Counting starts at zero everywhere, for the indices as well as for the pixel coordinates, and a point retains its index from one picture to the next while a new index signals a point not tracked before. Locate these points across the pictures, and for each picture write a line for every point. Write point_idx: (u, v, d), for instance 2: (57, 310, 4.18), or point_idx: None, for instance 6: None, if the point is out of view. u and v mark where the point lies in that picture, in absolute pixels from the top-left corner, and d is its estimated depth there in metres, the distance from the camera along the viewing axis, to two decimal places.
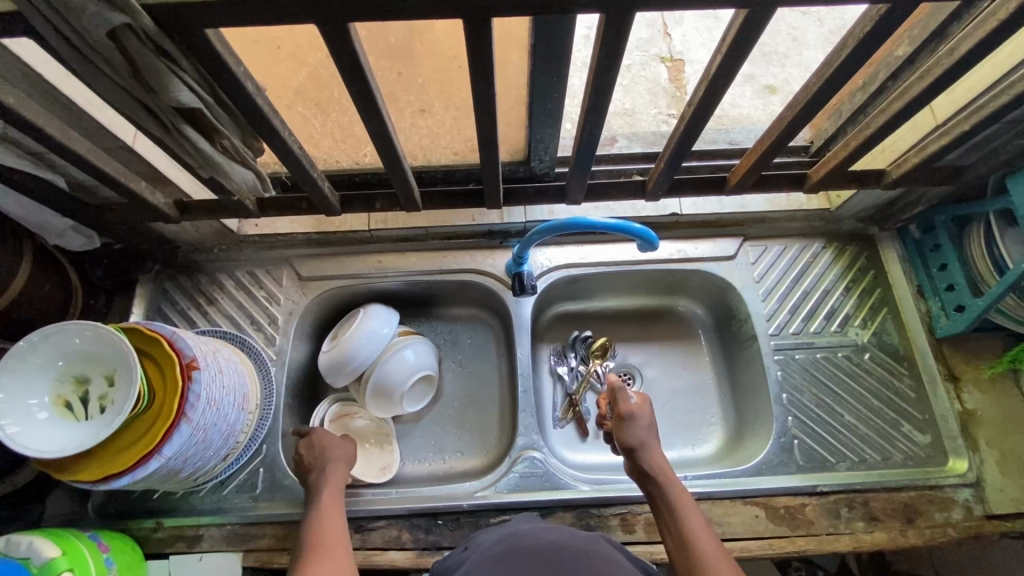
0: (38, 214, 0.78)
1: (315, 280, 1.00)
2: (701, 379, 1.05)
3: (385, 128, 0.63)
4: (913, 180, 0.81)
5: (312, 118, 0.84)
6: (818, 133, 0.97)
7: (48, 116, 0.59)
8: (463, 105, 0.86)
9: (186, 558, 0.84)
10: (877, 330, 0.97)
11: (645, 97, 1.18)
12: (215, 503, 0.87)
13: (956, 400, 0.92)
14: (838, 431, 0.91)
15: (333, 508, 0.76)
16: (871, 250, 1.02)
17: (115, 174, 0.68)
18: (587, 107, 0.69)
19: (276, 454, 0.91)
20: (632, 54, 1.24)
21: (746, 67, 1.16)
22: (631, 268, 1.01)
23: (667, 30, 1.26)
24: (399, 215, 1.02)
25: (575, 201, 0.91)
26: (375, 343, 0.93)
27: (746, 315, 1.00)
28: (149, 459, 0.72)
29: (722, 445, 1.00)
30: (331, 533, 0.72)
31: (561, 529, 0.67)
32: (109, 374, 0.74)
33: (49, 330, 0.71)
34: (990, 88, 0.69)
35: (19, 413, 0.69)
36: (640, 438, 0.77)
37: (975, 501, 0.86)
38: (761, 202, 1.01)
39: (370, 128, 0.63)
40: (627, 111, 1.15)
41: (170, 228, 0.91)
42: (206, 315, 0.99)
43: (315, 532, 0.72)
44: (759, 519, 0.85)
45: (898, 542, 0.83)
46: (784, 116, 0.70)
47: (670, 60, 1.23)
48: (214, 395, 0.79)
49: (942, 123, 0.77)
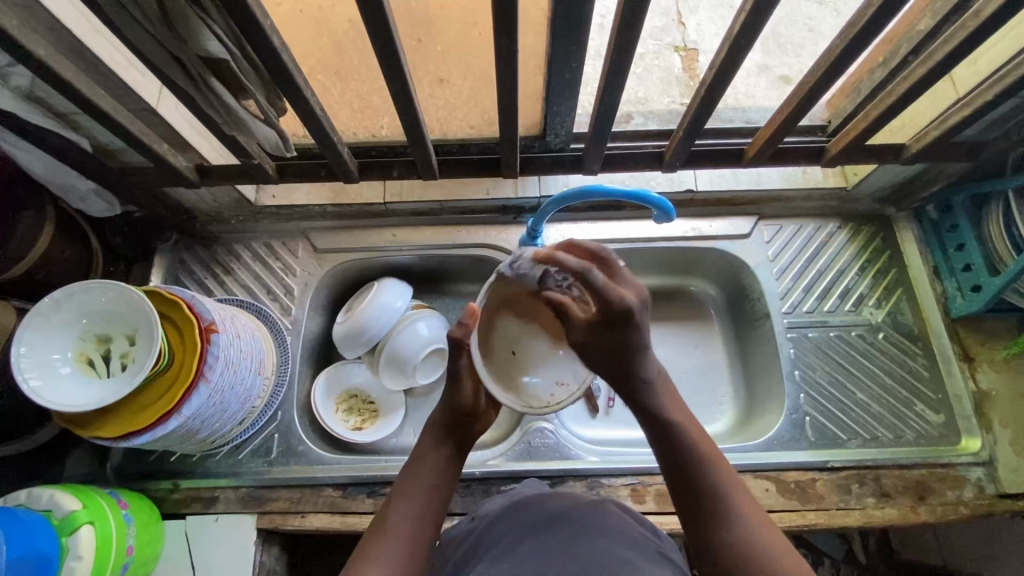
0: (62, 175, 0.79)
1: (330, 252, 1.01)
2: (713, 358, 1.06)
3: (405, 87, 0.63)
4: (934, 154, 0.81)
5: (331, 86, 0.85)
6: (835, 112, 0.92)
7: (76, 72, 0.60)
8: (482, 74, 0.84)
9: (202, 520, 0.85)
10: (891, 310, 0.97)
11: (659, 86, 1.17)
12: (230, 467, 0.88)
13: (970, 380, 0.91)
14: (850, 409, 0.91)
15: (435, 468, 0.68)
16: (886, 230, 1.02)
17: (139, 134, 0.69)
18: (606, 69, 0.69)
19: (290, 420, 0.92)
20: (647, 42, 1.24)
21: (761, 56, 1.16)
22: (644, 245, 1.02)
23: (682, 18, 1.25)
24: (414, 187, 1.02)
25: (591, 171, 0.91)
26: (388, 316, 0.94)
27: (759, 293, 1.00)
28: (169, 418, 0.73)
29: (734, 423, 1.00)
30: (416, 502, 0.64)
31: (565, 498, 0.67)
32: (130, 334, 0.75)
33: (73, 288, 0.73)
34: (1014, 56, 0.68)
35: (42, 367, 0.71)
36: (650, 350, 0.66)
37: (987, 480, 0.86)
38: (777, 178, 1.01)
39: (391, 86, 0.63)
40: (641, 96, 1.15)
41: (188, 197, 0.92)
42: (223, 285, 1.00)
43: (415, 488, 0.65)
44: (769, 493, 0.85)
45: (908, 518, 0.83)
46: (805, 84, 0.70)
47: (684, 49, 1.22)
48: (231, 358, 0.80)
49: (963, 94, 0.76)
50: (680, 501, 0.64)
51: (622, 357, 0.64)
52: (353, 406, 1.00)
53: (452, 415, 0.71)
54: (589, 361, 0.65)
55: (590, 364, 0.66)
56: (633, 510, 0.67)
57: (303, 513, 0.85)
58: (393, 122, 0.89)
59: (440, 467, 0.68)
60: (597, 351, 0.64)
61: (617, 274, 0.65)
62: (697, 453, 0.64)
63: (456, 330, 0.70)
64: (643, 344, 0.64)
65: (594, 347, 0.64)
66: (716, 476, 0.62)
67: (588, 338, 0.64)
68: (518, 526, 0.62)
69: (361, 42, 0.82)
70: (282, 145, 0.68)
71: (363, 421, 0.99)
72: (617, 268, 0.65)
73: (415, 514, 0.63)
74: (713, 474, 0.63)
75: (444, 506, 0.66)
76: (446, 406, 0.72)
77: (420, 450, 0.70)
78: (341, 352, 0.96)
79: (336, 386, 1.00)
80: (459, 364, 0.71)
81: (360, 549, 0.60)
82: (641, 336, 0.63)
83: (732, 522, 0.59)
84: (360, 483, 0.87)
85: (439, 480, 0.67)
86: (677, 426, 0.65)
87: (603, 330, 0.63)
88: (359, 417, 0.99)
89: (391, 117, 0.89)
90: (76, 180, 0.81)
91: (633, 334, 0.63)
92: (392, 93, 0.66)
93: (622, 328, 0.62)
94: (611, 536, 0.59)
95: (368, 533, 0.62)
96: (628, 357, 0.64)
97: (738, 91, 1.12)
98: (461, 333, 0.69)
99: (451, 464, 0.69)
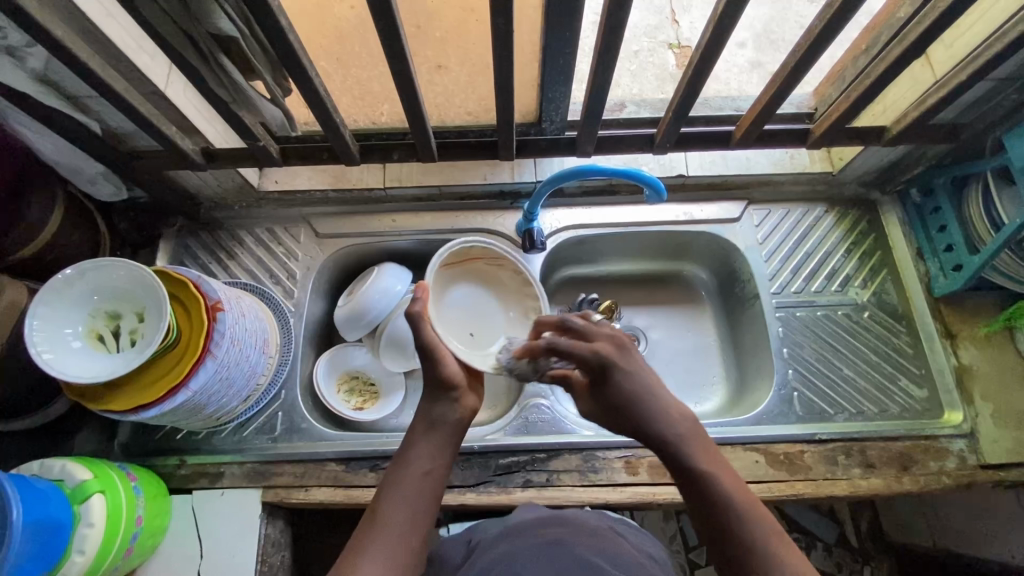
0: (72, 158, 0.82)
1: (332, 237, 1.04)
2: (704, 339, 1.09)
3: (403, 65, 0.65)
4: (913, 134, 0.84)
5: (332, 72, 0.87)
6: (822, 98, 0.94)
7: (91, 53, 0.63)
8: (478, 61, 0.87)
9: (208, 494, 0.87)
10: (876, 291, 1.00)
11: (653, 83, 1.20)
12: (235, 443, 0.91)
13: (952, 355, 0.94)
14: (837, 384, 0.94)
15: (425, 452, 0.65)
16: (871, 214, 1.05)
17: (149, 116, 0.72)
18: (598, 48, 0.71)
19: (294, 399, 0.94)
20: (641, 40, 1.27)
21: (753, 52, 1.19)
22: (638, 230, 1.04)
23: (675, 16, 1.29)
24: (413, 172, 1.05)
25: (585, 154, 0.94)
26: (388, 299, 0.97)
27: (749, 275, 1.03)
28: (177, 392, 0.76)
29: (725, 401, 1.03)
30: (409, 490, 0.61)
31: (562, 520, 0.78)
32: (139, 311, 0.78)
33: (85, 265, 0.75)
34: (987, 38, 0.71)
35: (54, 341, 0.73)
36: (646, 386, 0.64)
37: (970, 451, 0.88)
38: (766, 164, 1.04)
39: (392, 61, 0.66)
40: (636, 88, 1.19)
41: (193, 181, 0.95)
42: (227, 269, 1.02)
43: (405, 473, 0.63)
44: (758, 465, 0.88)
45: (893, 488, 0.86)
46: (788, 65, 0.73)
47: (678, 47, 1.25)
48: (237, 335, 0.83)
49: (940, 77, 0.79)
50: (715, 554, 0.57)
51: (627, 411, 0.64)
52: (354, 387, 1.03)
53: (436, 390, 0.68)
54: (606, 423, 0.67)
55: (611, 428, 0.67)
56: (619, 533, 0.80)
57: (307, 486, 0.88)
58: (392, 108, 0.93)
59: (432, 454, 0.65)
60: (605, 411, 0.66)
61: (583, 333, 0.67)
62: (728, 498, 0.57)
63: (414, 304, 0.67)
64: (643, 388, 0.64)
65: (602, 408, 0.66)
66: (750, 522, 0.56)
67: (592, 399, 0.67)
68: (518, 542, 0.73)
69: (366, 25, 0.83)
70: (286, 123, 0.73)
71: (364, 402, 1.02)
72: (581, 328, 0.67)
73: (408, 507, 0.60)
74: (749, 521, 0.56)
75: (439, 493, 0.63)
76: (430, 383, 0.68)
77: (411, 435, 0.67)
78: (344, 335, 0.99)
79: (337, 367, 1.03)
80: (425, 339, 0.67)
81: (349, 548, 0.58)
82: (634, 382, 0.64)
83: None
84: (362, 458, 0.89)
85: (431, 466, 0.64)
86: (702, 471, 0.59)
87: (598, 390, 0.66)
88: (360, 398, 1.02)
89: (392, 104, 0.92)
90: (84, 163, 0.84)
91: (627, 383, 0.64)
92: (393, 72, 0.69)
93: (608, 379, 0.64)
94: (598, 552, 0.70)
95: (357, 529, 0.60)
96: (637, 410, 0.63)
97: (729, 84, 1.15)
98: (421, 310, 0.67)
99: (446, 448, 0.66)
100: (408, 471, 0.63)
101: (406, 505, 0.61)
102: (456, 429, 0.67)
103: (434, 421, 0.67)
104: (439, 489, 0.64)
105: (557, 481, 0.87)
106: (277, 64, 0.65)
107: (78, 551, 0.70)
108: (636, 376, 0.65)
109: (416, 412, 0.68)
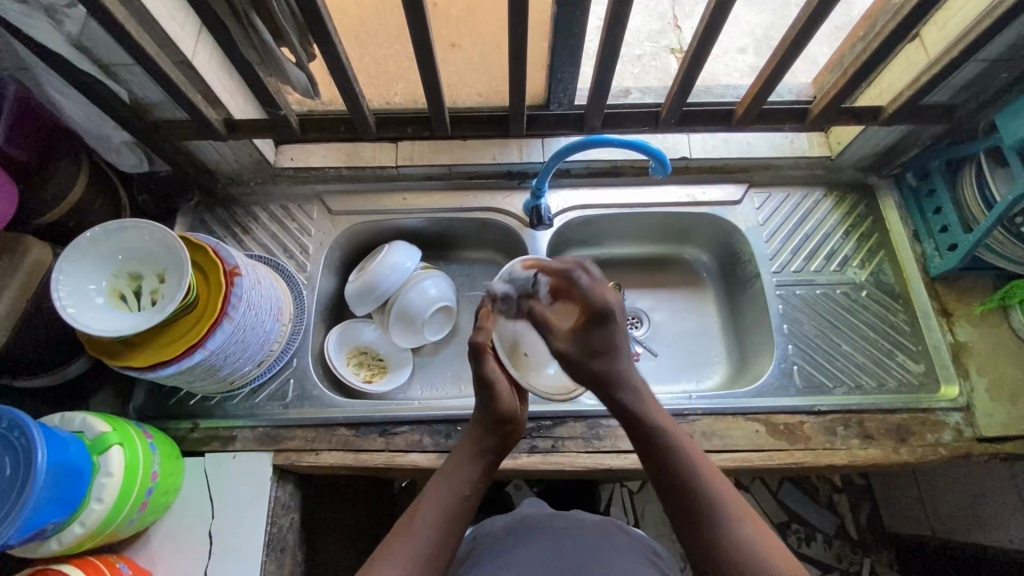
0: (99, 125, 0.85)
1: (344, 214, 1.06)
2: (706, 320, 1.12)
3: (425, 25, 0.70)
4: (907, 112, 0.88)
5: (352, 45, 0.92)
6: (819, 86, 1.00)
7: (127, 15, 0.66)
8: (491, 39, 0.94)
9: (221, 457, 0.89)
10: (874, 271, 1.03)
11: (655, 84, 1.21)
12: (248, 409, 0.93)
13: (948, 332, 0.96)
14: (835, 359, 0.96)
15: (464, 479, 0.70)
16: (869, 198, 1.08)
17: (177, 82, 0.75)
18: (608, 21, 0.75)
19: (305, 367, 0.97)
20: (644, 45, 1.28)
21: (754, 57, 1.21)
22: (642, 211, 1.07)
23: (677, 22, 1.31)
24: (425, 151, 1.07)
25: (593, 130, 0.96)
26: (397, 275, 0.98)
27: (750, 255, 1.06)
28: (194, 351, 0.78)
29: (726, 379, 1.06)
30: (441, 511, 0.66)
31: (570, 515, 0.81)
32: (161, 272, 0.80)
33: (111, 226, 0.78)
34: (975, 16, 0.75)
35: (79, 296, 0.75)
36: (613, 342, 0.69)
37: (966, 424, 0.90)
38: (766, 149, 1.07)
39: (412, 23, 0.70)
40: (642, 85, 1.21)
41: (212, 155, 0.98)
42: (241, 243, 1.04)
43: (444, 495, 0.68)
44: (758, 434, 0.90)
45: (891, 458, 0.88)
46: (789, 39, 0.78)
47: (679, 51, 1.27)
48: (253, 300, 0.84)
49: (932, 57, 0.83)
50: (673, 510, 0.66)
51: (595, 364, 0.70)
52: (363, 361, 1.05)
53: (493, 420, 0.73)
54: (577, 369, 0.71)
55: (578, 375, 0.72)
56: (625, 526, 0.83)
57: (318, 451, 0.90)
58: (405, 88, 0.97)
59: (473, 478, 0.70)
60: (583, 355, 0.70)
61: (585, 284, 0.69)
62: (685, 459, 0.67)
63: (480, 334, 0.72)
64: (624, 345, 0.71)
65: (575, 355, 0.71)
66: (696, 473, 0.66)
67: (574, 341, 0.70)
68: (526, 537, 0.76)
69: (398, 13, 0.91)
70: (311, 88, 0.82)
71: (373, 374, 1.04)
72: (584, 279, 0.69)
73: (444, 518, 0.66)
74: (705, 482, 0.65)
75: (470, 519, 0.69)
76: (485, 412, 0.73)
77: (458, 455, 0.73)
78: (353, 310, 1.00)
79: (347, 342, 1.05)
80: (488, 376, 0.72)
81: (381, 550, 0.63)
82: (611, 336, 0.69)
83: (715, 517, 0.63)
84: (372, 423, 0.91)
85: (470, 491, 0.69)
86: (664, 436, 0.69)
87: (582, 339, 0.70)
88: (368, 371, 1.04)
89: (406, 84, 0.97)
90: (110, 131, 0.87)
91: (606, 336, 0.69)
92: (413, 40, 0.73)
93: (595, 328, 0.69)
94: (606, 554, 0.74)
95: (392, 529, 0.65)
96: (604, 363, 0.70)
97: (731, 79, 1.18)
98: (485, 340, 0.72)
99: (483, 477, 0.71)
100: (444, 491, 0.68)
101: (438, 522, 0.65)
102: (497, 458, 0.74)
103: (479, 452, 0.72)
104: (470, 515, 0.69)
105: (562, 447, 0.89)
106: (302, 27, 0.75)
107: (96, 499, 0.72)
108: (616, 334, 0.69)
109: (466, 436, 0.74)
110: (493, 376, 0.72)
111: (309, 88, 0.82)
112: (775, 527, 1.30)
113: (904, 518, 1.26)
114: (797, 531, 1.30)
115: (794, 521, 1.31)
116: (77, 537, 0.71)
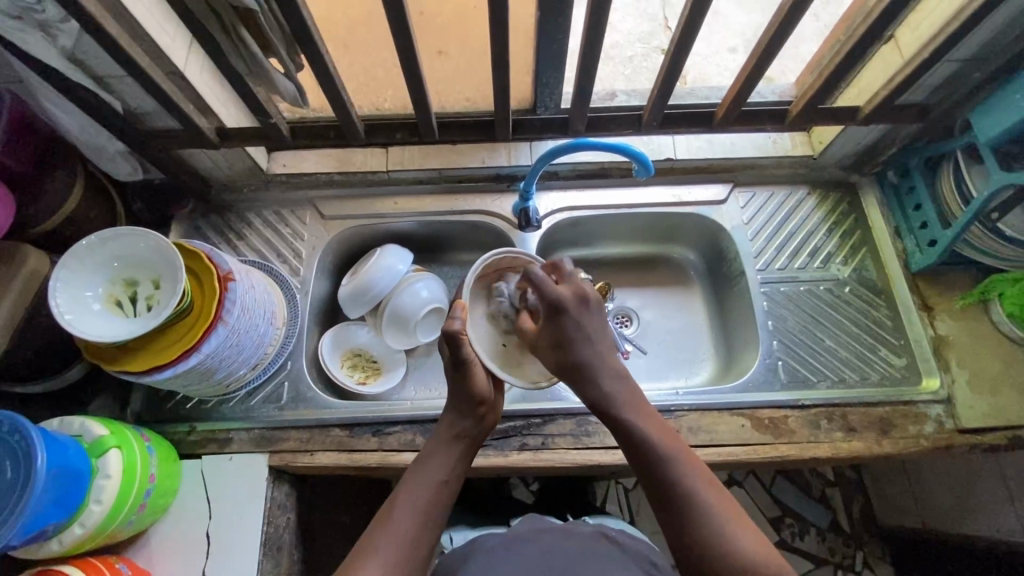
0: (94, 136, 0.87)
1: (336, 219, 1.08)
2: (694, 318, 1.14)
3: (409, 38, 0.73)
4: (884, 112, 0.90)
5: (338, 56, 0.94)
6: (800, 88, 1.02)
7: (119, 30, 0.68)
8: (477, 46, 0.95)
9: (217, 458, 0.91)
10: (857, 267, 1.05)
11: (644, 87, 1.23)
12: (243, 411, 0.94)
13: (929, 326, 0.98)
14: (820, 354, 0.99)
15: (440, 465, 0.70)
16: (852, 197, 1.10)
17: (169, 93, 0.78)
18: (587, 26, 0.77)
19: (300, 369, 0.98)
20: (634, 46, 1.30)
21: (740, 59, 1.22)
22: (630, 211, 1.09)
23: (667, 23, 1.32)
24: (414, 157, 1.10)
25: (579, 134, 0.98)
26: (389, 276, 1.00)
27: (735, 253, 1.07)
28: (190, 355, 0.79)
29: (714, 375, 1.08)
30: (418, 502, 0.66)
31: (563, 527, 0.83)
32: (156, 278, 0.82)
33: (107, 234, 0.79)
34: (944, 20, 0.78)
35: (76, 303, 0.77)
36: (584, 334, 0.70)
37: (946, 416, 0.92)
38: (748, 149, 1.10)
39: (397, 37, 0.72)
40: (631, 87, 1.22)
41: (205, 163, 1.00)
42: (235, 248, 1.06)
43: (420, 481, 0.68)
44: (744, 428, 0.92)
45: (873, 450, 0.90)
46: (763, 44, 0.80)
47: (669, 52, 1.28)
48: (247, 304, 0.86)
49: (907, 58, 0.85)
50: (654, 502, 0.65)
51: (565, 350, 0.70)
52: (357, 363, 1.07)
53: (466, 403, 0.74)
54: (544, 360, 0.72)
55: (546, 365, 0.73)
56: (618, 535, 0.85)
57: (312, 451, 0.91)
58: (395, 95, 0.99)
59: (451, 463, 0.71)
60: (547, 346, 0.72)
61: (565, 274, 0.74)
62: (670, 459, 0.65)
63: (454, 322, 0.71)
64: (586, 334, 0.70)
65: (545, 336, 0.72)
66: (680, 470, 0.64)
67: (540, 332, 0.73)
68: (518, 543, 0.78)
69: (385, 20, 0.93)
70: (300, 98, 0.84)
71: (367, 376, 1.06)
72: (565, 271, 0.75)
73: (420, 507, 0.66)
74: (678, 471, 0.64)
75: (447, 505, 0.69)
76: (462, 395, 0.74)
77: (436, 441, 0.73)
78: (347, 313, 1.02)
79: (340, 344, 1.06)
80: (464, 356, 0.72)
81: (361, 544, 0.63)
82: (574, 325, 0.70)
83: (698, 508, 0.62)
84: (367, 423, 0.93)
85: (447, 476, 0.70)
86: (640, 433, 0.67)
87: (551, 331, 0.71)
88: (362, 372, 1.06)
89: (394, 90, 0.99)
90: (105, 141, 0.89)
91: (572, 325, 0.70)
92: (398, 50, 0.75)
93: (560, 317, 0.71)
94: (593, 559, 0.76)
95: (370, 526, 0.65)
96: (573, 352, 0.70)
97: (716, 81, 1.20)
98: (459, 327, 0.71)
99: (461, 463, 0.72)
100: (420, 479, 0.69)
101: (415, 511, 0.66)
102: (474, 443, 0.74)
103: (456, 437, 0.73)
104: (448, 501, 0.69)
105: (552, 443, 0.91)
106: (291, 40, 0.78)
107: (95, 501, 0.74)
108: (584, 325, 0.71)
109: (444, 419, 0.75)
110: (467, 358, 0.72)
111: (298, 97, 0.84)
112: (768, 521, 1.32)
113: (895, 511, 1.27)
114: (790, 525, 1.32)
115: (788, 515, 1.33)
116: (76, 538, 0.73)
